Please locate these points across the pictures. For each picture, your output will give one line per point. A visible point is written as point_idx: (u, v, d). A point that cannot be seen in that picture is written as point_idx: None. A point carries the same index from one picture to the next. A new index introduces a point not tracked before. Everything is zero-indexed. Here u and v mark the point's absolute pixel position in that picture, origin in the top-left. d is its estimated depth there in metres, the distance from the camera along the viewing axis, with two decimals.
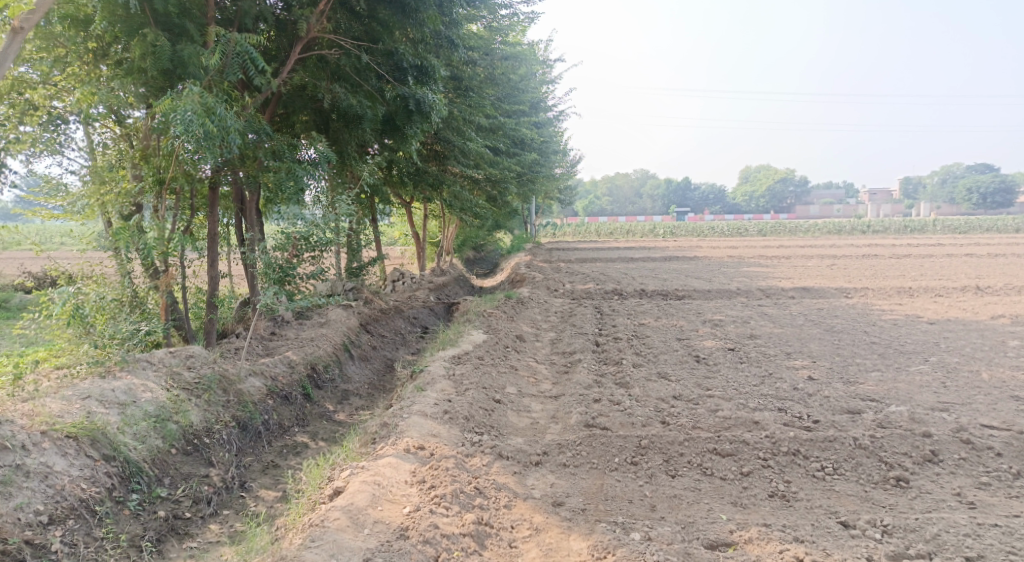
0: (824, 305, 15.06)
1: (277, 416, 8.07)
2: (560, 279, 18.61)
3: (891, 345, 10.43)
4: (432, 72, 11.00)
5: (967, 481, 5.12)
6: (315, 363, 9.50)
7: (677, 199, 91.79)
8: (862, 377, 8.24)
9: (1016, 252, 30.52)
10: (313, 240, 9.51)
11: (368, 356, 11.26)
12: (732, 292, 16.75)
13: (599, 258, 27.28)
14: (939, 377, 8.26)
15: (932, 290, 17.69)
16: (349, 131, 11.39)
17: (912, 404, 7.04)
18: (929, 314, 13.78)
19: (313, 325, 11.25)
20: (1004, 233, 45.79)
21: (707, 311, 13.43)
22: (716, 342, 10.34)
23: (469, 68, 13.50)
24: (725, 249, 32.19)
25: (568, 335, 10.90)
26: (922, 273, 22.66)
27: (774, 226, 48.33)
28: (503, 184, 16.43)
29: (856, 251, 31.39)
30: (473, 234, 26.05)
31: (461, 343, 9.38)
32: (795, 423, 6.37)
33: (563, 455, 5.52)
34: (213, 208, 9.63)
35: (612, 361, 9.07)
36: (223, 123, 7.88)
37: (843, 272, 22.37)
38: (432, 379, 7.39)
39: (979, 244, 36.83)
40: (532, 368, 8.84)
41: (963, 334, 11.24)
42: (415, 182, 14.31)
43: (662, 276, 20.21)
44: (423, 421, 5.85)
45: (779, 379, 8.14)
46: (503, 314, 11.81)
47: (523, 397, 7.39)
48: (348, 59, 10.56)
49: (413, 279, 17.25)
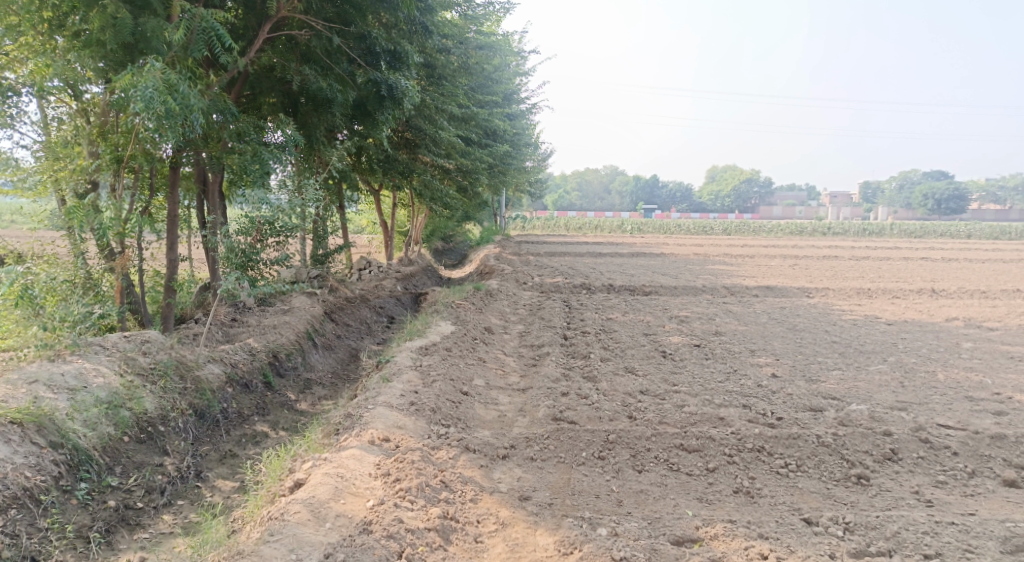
0: (786, 304, 15.27)
1: (236, 404, 7.89)
2: (528, 272, 18.57)
3: (851, 344, 10.62)
4: (405, 58, 10.84)
5: (926, 480, 5.13)
6: (277, 351, 9.37)
7: (644, 196, 92.53)
8: (824, 375, 8.36)
9: (969, 257, 31.40)
10: (279, 225, 9.35)
11: (331, 345, 11.11)
12: (697, 289, 16.90)
13: (568, 252, 27.35)
14: (897, 377, 8.41)
15: (890, 292, 18.07)
16: (317, 114, 11.27)
17: (873, 403, 7.14)
18: (887, 315, 14.09)
19: (276, 312, 11.03)
20: (957, 238, 47.11)
21: (674, 306, 13.52)
22: (682, 338, 10.40)
23: (444, 56, 13.34)
24: (691, 247, 32.51)
25: (536, 328, 10.86)
26: (880, 275, 23.18)
27: (739, 226, 49.00)
28: (474, 175, 16.34)
29: (817, 252, 32.01)
30: (441, 224, 25.88)
31: (429, 334, 9.27)
32: (759, 419, 6.43)
33: (530, 449, 5.46)
34: (173, 188, 9.35)
35: (580, 355, 9.06)
36: (186, 101, 7.62)
37: (805, 273, 22.77)
38: (397, 369, 7.27)
39: (934, 248, 37.81)
40: (499, 360, 8.77)
41: (920, 335, 11.49)
42: (385, 169, 14.20)
43: (628, 272, 20.33)
44: (389, 412, 5.73)
45: (744, 375, 8.20)
46: (471, 305, 11.72)
47: (491, 389, 7.32)
48: (319, 40, 10.30)
49: (380, 268, 17.05)
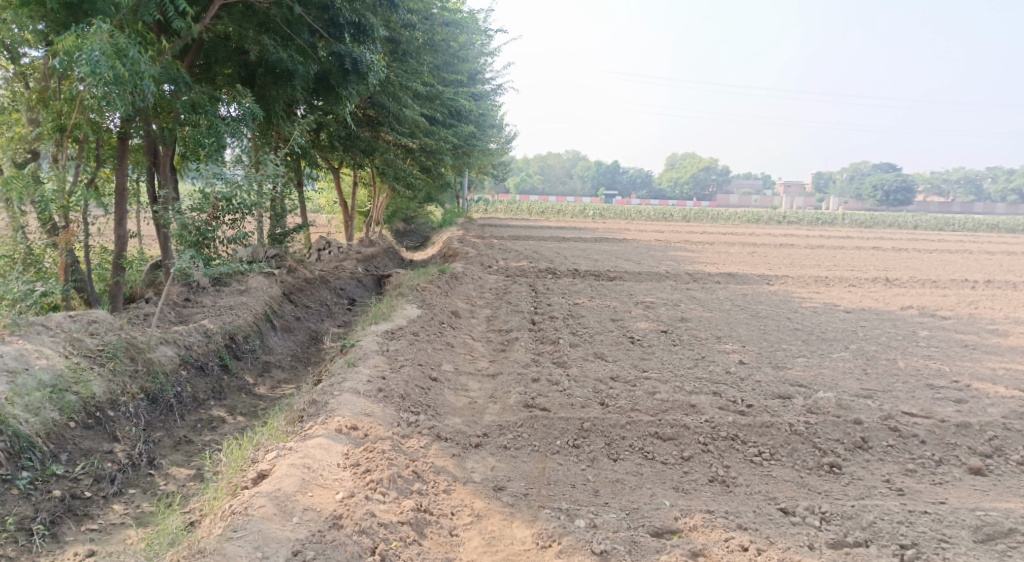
0: (747, 291, 15.42)
1: (191, 388, 7.59)
2: (492, 255, 18.39)
3: (813, 331, 10.74)
4: (371, 31, 10.49)
5: (895, 468, 5.15)
6: (234, 333, 9.07)
7: (604, 182, 92.91)
8: (789, 362, 8.42)
9: (918, 247, 32.28)
10: (236, 202, 8.97)
11: (291, 327, 10.84)
12: (660, 274, 16.96)
13: (531, 235, 27.21)
14: (860, 364, 8.51)
15: (846, 280, 18.42)
16: (277, 87, 10.78)
17: (839, 391, 7.19)
18: (845, 303, 14.33)
19: (232, 293, 10.68)
20: (906, 229, 48.42)
21: (639, 292, 13.52)
22: (649, 324, 10.38)
23: (409, 32, 12.99)
24: (652, 233, 32.69)
25: (503, 312, 10.71)
26: (835, 263, 23.63)
27: (698, 213, 49.52)
28: (439, 155, 16.06)
29: (773, 240, 32.52)
30: (403, 204, 25.49)
31: (394, 317, 9.03)
32: (729, 407, 6.43)
33: (503, 437, 5.32)
34: (122, 160, 8.90)
35: (549, 340, 8.94)
36: (136, 67, 7.22)
37: (764, 260, 23.07)
38: (363, 353, 7.05)
39: (884, 237, 38.77)
40: (467, 345, 8.62)
41: (878, 323, 11.69)
42: (347, 147, 13.87)
43: (592, 256, 20.29)
44: (356, 398, 5.51)
45: (712, 362, 8.21)
46: (437, 288, 11.51)
47: (460, 375, 7.16)
48: (278, 9, 9.91)
49: (341, 249, 16.68)
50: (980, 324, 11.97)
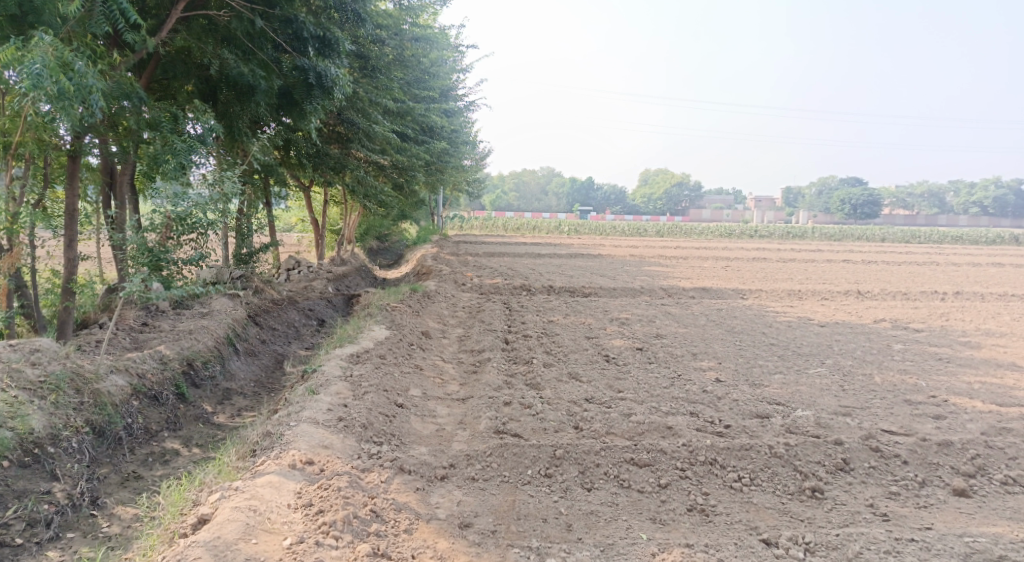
0: (722, 306, 15.33)
1: (143, 419, 7.24)
2: (466, 273, 18.13)
3: (789, 347, 10.62)
4: (335, 45, 10.27)
5: (879, 491, 4.96)
6: (193, 359, 8.71)
7: (578, 198, 93.31)
8: (766, 379, 8.25)
9: (887, 259, 32.66)
10: (191, 221, 8.63)
11: (255, 351, 10.48)
12: (635, 290, 16.80)
13: (505, 252, 26.99)
14: (837, 380, 8.36)
15: (819, 294, 18.45)
16: (241, 103, 10.58)
17: (818, 409, 7.02)
18: (819, 317, 14.27)
19: (193, 316, 10.30)
20: (873, 241, 49.16)
21: (614, 308, 13.32)
22: (624, 341, 10.17)
23: (377, 48, 12.85)
24: (626, 248, 32.72)
25: (475, 332, 10.44)
26: (808, 277, 23.72)
27: (671, 227, 49.82)
28: (411, 172, 15.80)
29: (746, 254, 32.67)
30: (375, 222, 25.20)
31: (361, 340, 8.71)
32: (707, 428, 6.24)
33: (471, 467, 5.04)
34: (73, 179, 8.53)
35: (522, 360, 8.68)
36: (83, 81, 6.93)
37: (737, 274, 23.10)
38: (326, 379, 6.74)
39: (853, 251, 39.26)
40: (437, 367, 8.33)
41: (853, 337, 11.61)
42: (316, 164, 13.58)
43: (566, 273, 20.09)
44: (314, 430, 5.22)
45: (688, 381, 8.01)
46: (407, 308, 11.22)
47: (428, 400, 6.87)
48: (239, 23, 9.66)
49: (310, 268, 16.32)
50: (953, 336, 11.95)
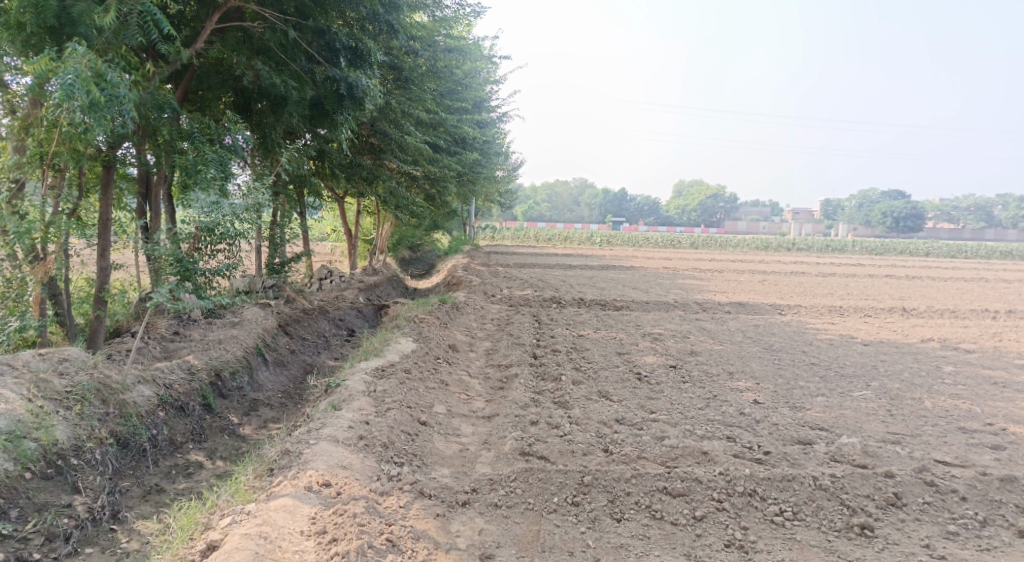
0: (759, 322, 14.87)
1: (168, 430, 7.20)
2: (497, 284, 17.95)
3: (831, 367, 10.17)
4: (367, 56, 10.21)
5: (934, 530, 4.61)
6: (220, 369, 8.69)
7: (613, 209, 92.70)
8: (808, 402, 7.86)
9: (933, 274, 31.59)
10: (220, 231, 8.62)
11: (284, 361, 10.44)
12: (669, 304, 16.41)
13: (537, 263, 26.77)
14: (884, 404, 7.92)
15: (861, 310, 17.81)
16: (275, 115, 10.67)
17: (863, 435, 6.63)
18: (862, 335, 13.74)
19: (223, 325, 10.28)
20: (916, 256, 47.81)
21: (647, 323, 12.98)
22: (657, 358, 9.85)
23: (410, 59, 12.76)
24: (660, 260, 32.27)
25: (504, 346, 10.22)
26: (849, 292, 23.02)
27: (706, 239, 49.05)
28: (443, 183, 15.68)
29: (784, 268, 31.92)
30: (408, 232, 25.22)
31: (387, 353, 8.55)
32: (745, 454, 5.94)
33: (494, 493, 4.82)
34: (106, 188, 8.59)
35: (551, 377, 8.44)
36: (115, 92, 6.90)
37: (775, 289, 22.50)
38: (349, 395, 6.59)
39: (896, 265, 38.18)
40: (464, 383, 8.13)
41: (899, 358, 11.09)
42: (349, 175, 13.52)
43: (599, 285, 19.78)
44: (333, 449, 5.08)
45: (725, 402, 7.66)
46: (435, 320, 11.06)
47: (453, 417, 6.68)
48: (272, 34, 9.73)
49: (342, 278, 16.29)
50: (1007, 358, 11.35)
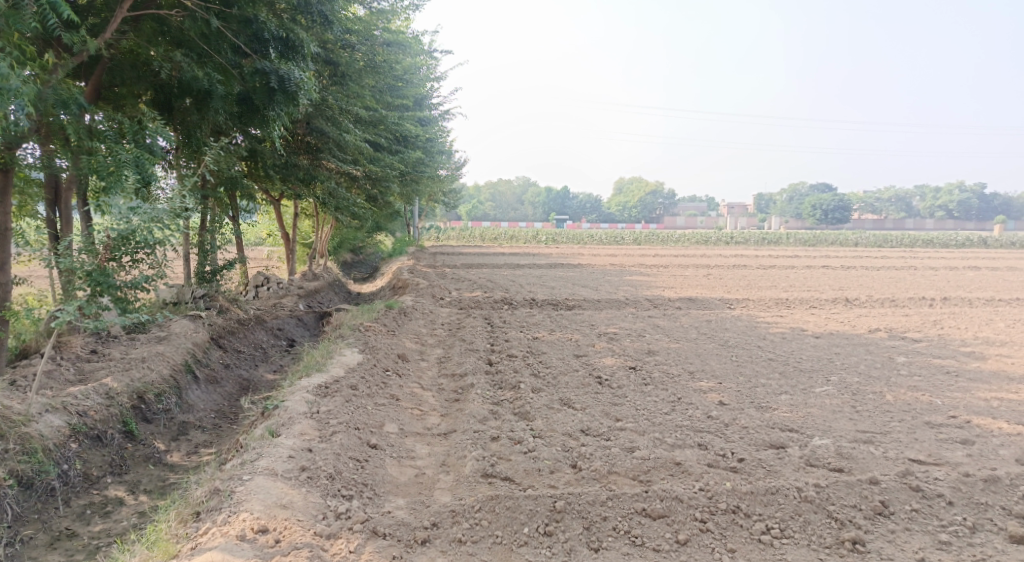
0: (710, 317, 14.75)
1: (82, 464, 6.83)
2: (443, 286, 17.39)
3: (789, 362, 10.01)
4: (300, 48, 9.59)
5: (927, 541, 4.40)
6: (144, 391, 8.06)
7: (554, 207, 93.02)
8: (773, 401, 7.62)
9: (867, 264, 32.52)
10: (137, 240, 7.82)
11: (218, 378, 9.72)
12: (620, 302, 16.17)
13: (484, 263, 26.30)
14: (848, 400, 7.74)
15: (806, 302, 17.97)
16: (201, 115, 10.11)
17: (835, 435, 6.40)
18: (811, 327, 13.76)
19: (149, 341, 9.53)
20: (847, 246, 49.35)
21: (600, 322, 12.66)
22: (616, 359, 9.50)
23: (347, 53, 12.09)
24: (604, 257, 32.20)
25: (456, 352, 9.73)
26: (792, 283, 23.34)
27: (648, 235, 49.53)
28: (385, 183, 15.04)
29: (726, 261, 32.27)
30: (350, 234, 24.40)
31: (330, 367, 7.93)
32: (719, 463, 5.68)
33: (457, 527, 4.48)
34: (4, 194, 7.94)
35: (508, 385, 8.00)
36: (6, 84, 6.34)
37: (720, 283, 22.62)
38: (288, 417, 6.05)
39: (830, 255, 39.20)
40: (417, 397, 7.61)
41: (852, 350, 11.05)
42: (284, 176, 12.81)
43: (548, 284, 19.42)
44: (271, 485, 4.71)
45: (690, 405, 7.37)
46: (382, 328, 10.49)
47: (406, 437, 6.25)
48: (192, 22, 8.98)
49: (281, 284, 15.53)
50: (954, 346, 11.45)
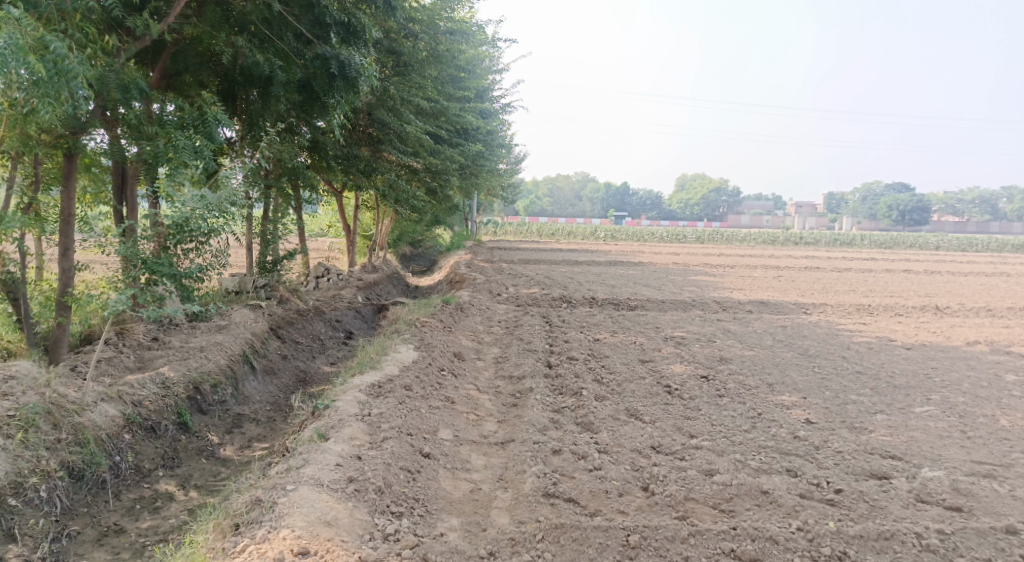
0: (785, 323, 13.80)
1: (134, 456, 6.62)
2: (502, 281, 16.92)
3: (880, 376, 9.11)
4: (362, 32, 9.30)
5: None
6: (200, 382, 7.84)
7: (616, 203, 91.69)
8: (867, 422, 6.82)
9: (953, 269, 30.49)
10: (189, 229, 7.70)
11: (274, 369, 9.49)
12: (687, 303, 15.36)
13: (544, 259, 25.72)
14: (956, 424, 6.86)
15: (891, 309, 16.72)
16: (264, 102, 9.89)
17: (946, 466, 5.62)
18: (899, 337, 12.68)
19: (208, 330, 9.37)
20: (928, 250, 46.62)
21: (666, 325, 11.94)
22: (686, 367, 8.81)
23: (410, 43, 11.75)
24: (668, 256, 31.13)
25: (515, 352, 9.22)
26: (873, 289, 21.92)
27: (712, 234, 48.01)
28: (445, 176, 14.64)
29: (798, 263, 30.76)
30: (409, 227, 24.14)
31: (384, 365, 7.54)
32: (814, 494, 5.01)
33: (518, 557, 4.19)
34: (68, 180, 7.75)
35: (571, 391, 7.44)
36: (64, 65, 6.12)
37: (795, 286, 21.41)
38: (338, 420, 5.66)
39: (910, 259, 36.98)
40: (473, 400, 7.13)
41: (950, 365, 10.02)
42: (345, 167, 12.56)
43: (611, 282, 18.72)
44: (316, 498, 4.39)
45: (773, 423, 6.64)
46: (439, 324, 10.07)
47: (460, 446, 5.78)
48: (254, 7, 8.78)
49: (340, 276, 15.34)
50: None
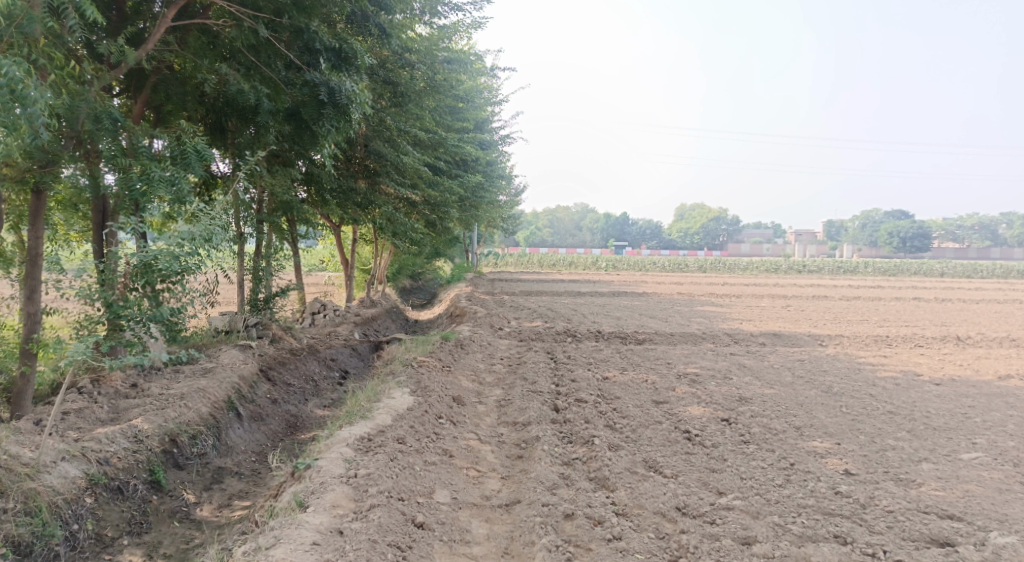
0: (802, 356, 13.07)
1: (98, 523, 5.95)
2: (503, 315, 16.28)
3: (915, 416, 8.40)
4: (354, 59, 8.74)
5: None
6: (177, 433, 7.17)
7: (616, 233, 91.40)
8: (914, 473, 6.12)
9: (963, 297, 29.77)
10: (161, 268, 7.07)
11: (262, 415, 8.80)
12: (697, 336, 14.65)
13: (546, 291, 25.06)
14: (1012, 474, 6.17)
15: (911, 340, 15.98)
16: (252, 132, 9.35)
17: (1015, 529, 4.94)
18: (925, 371, 11.94)
19: (191, 374, 8.73)
20: (934, 276, 45.92)
21: (678, 361, 11.23)
22: (704, 408, 8.13)
23: (406, 73, 11.26)
24: (671, 285, 30.45)
25: (519, 394, 8.55)
26: (887, 318, 21.18)
27: (714, 262, 47.41)
28: (444, 208, 14.08)
29: (804, 292, 30.06)
30: (407, 259, 23.55)
31: (375, 413, 6.88)
32: None
33: None
34: (35, 217, 7.19)
35: (581, 439, 6.75)
36: (22, 92, 5.54)
37: (806, 316, 20.72)
38: (320, 483, 4.99)
39: (920, 286, 36.23)
40: (474, 452, 6.45)
41: (988, 402, 9.29)
42: (341, 201, 11.99)
43: (616, 315, 18.04)
44: None
45: (809, 475, 5.95)
46: (437, 363, 9.42)
47: (460, 509, 5.11)
48: (240, 32, 8.27)
49: (335, 311, 14.72)
50: None
